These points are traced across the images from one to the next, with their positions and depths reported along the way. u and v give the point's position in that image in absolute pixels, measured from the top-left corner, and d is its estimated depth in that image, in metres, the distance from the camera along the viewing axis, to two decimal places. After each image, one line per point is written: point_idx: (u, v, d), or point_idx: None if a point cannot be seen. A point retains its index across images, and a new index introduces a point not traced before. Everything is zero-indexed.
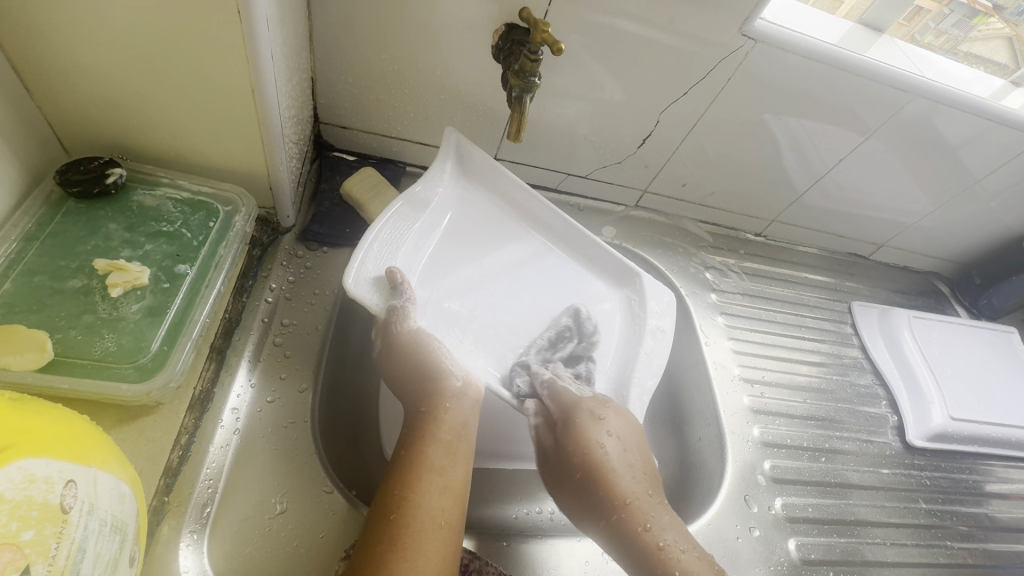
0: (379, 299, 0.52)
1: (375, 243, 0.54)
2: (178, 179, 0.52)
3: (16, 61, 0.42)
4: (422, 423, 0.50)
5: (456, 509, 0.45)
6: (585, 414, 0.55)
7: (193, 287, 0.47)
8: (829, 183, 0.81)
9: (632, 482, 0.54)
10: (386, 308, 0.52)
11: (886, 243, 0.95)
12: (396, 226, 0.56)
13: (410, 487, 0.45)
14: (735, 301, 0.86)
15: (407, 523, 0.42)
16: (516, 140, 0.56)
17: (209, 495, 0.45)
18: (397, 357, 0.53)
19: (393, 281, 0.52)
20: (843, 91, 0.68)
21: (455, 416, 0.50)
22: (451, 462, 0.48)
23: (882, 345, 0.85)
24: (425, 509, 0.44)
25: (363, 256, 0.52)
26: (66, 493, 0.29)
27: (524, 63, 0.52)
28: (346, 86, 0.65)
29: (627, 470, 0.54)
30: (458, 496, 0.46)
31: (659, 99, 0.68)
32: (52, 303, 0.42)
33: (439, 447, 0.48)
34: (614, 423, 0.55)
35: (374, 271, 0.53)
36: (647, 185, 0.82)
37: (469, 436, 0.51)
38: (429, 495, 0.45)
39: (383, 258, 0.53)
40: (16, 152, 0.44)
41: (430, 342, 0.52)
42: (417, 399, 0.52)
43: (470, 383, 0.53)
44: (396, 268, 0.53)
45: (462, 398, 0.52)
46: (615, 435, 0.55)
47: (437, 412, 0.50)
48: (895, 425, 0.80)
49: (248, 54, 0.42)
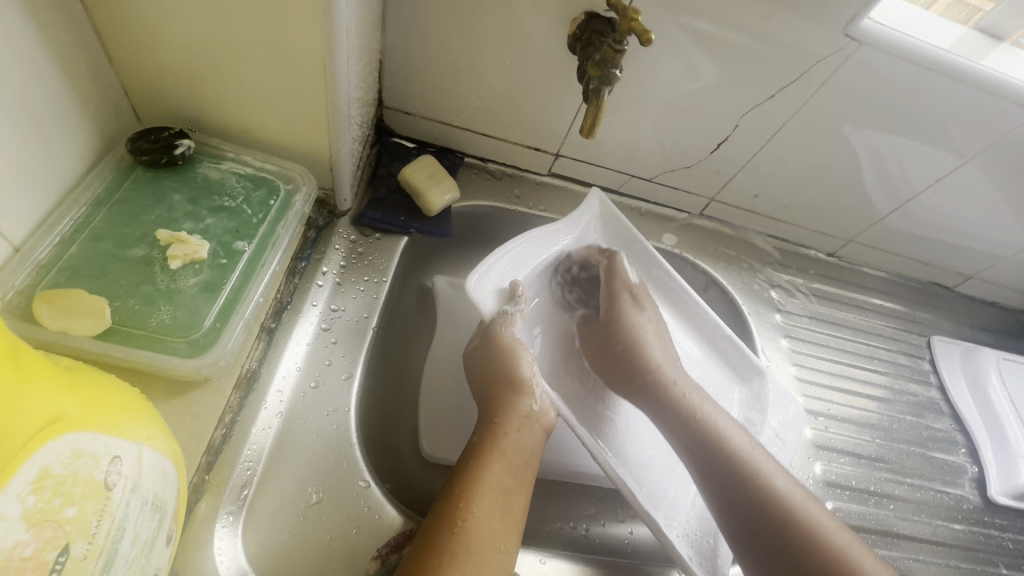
0: (495, 304, 0.53)
1: (501, 254, 0.55)
2: (242, 155, 0.51)
3: (93, 8, 0.40)
4: (490, 435, 0.46)
5: (515, 536, 0.42)
6: (629, 301, 0.61)
7: (249, 265, 0.45)
8: (920, 205, 0.74)
9: (707, 402, 0.56)
10: (498, 312, 0.53)
11: (976, 275, 0.86)
12: (527, 247, 0.58)
13: (471, 502, 0.42)
14: (801, 324, 0.79)
15: (466, 540, 0.39)
16: (589, 136, 0.52)
17: (248, 477, 0.44)
18: (494, 367, 0.51)
19: (514, 292, 0.54)
20: (951, 105, 0.61)
21: (525, 439, 0.47)
22: (516, 486, 0.44)
23: (964, 388, 0.77)
24: (485, 530, 0.41)
25: (492, 263, 0.54)
26: (111, 470, 0.28)
27: (608, 53, 0.48)
28: (413, 70, 0.63)
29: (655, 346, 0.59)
30: (519, 519, 0.43)
31: (740, 103, 0.64)
32: (114, 270, 0.41)
33: (506, 467, 0.45)
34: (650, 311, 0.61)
35: (496, 281, 0.54)
36: (715, 194, 0.77)
37: (535, 463, 0.47)
38: (490, 516, 0.41)
39: (509, 270, 0.55)
40: (91, 117, 0.44)
41: (521, 356, 0.51)
42: (490, 406, 0.49)
43: (545, 412, 0.50)
44: (519, 282, 0.55)
45: (535, 419, 0.49)
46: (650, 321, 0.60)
47: (508, 428, 0.47)
48: (975, 478, 0.72)
49: (324, 31, 0.41)
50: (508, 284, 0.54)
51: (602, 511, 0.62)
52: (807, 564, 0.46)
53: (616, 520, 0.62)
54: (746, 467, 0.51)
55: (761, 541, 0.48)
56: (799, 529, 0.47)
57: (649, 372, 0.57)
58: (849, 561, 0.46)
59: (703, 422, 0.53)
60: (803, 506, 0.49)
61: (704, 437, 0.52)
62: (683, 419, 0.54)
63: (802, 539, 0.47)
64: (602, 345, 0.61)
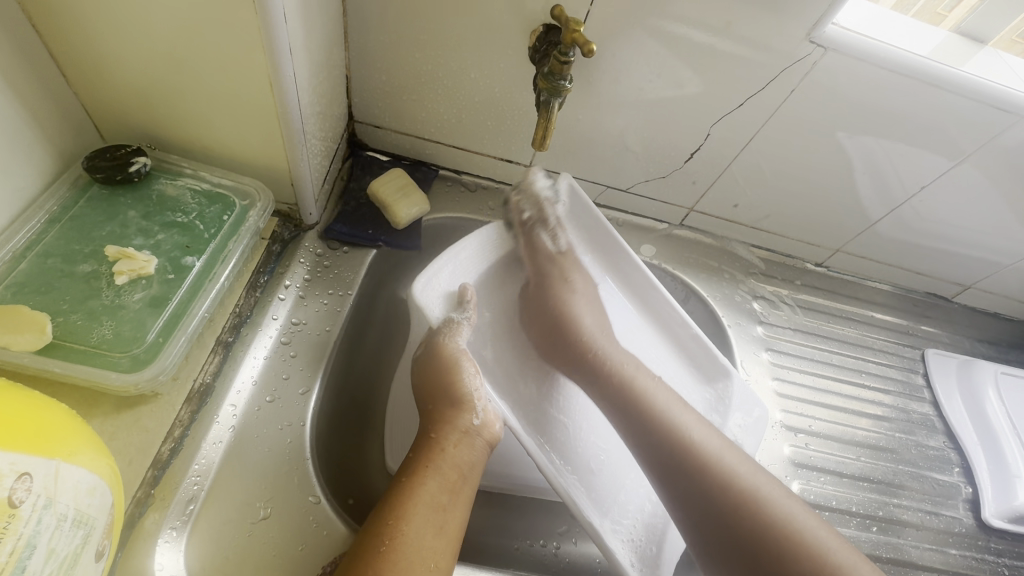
0: (441, 310, 0.53)
1: (452, 256, 0.56)
2: (200, 170, 0.52)
3: (46, 32, 0.42)
4: (428, 453, 0.46)
5: (449, 552, 0.42)
6: (558, 278, 0.61)
7: (198, 278, 0.47)
8: (907, 212, 0.72)
9: (637, 368, 0.56)
10: (444, 318, 0.53)
11: (973, 285, 0.83)
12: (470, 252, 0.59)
13: (403, 521, 0.41)
14: (786, 336, 0.77)
15: (395, 561, 0.39)
16: (540, 148, 0.54)
17: (195, 492, 0.44)
18: (432, 375, 0.51)
19: (462, 298, 0.54)
20: (928, 110, 0.59)
21: (465, 453, 0.47)
22: (453, 502, 0.44)
23: (959, 404, 0.74)
24: (416, 547, 0.40)
25: (440, 267, 0.55)
26: (18, 487, 0.28)
27: (555, 66, 0.49)
28: (381, 84, 0.63)
29: (589, 309, 0.61)
30: (454, 538, 0.43)
31: (710, 111, 0.63)
32: (60, 286, 0.43)
33: (442, 483, 0.45)
34: (580, 283, 0.62)
35: (444, 285, 0.55)
36: (694, 204, 0.76)
37: (475, 477, 0.47)
38: (422, 533, 0.41)
39: (456, 276, 0.56)
40: (48, 136, 0.45)
41: (464, 365, 0.51)
42: (430, 420, 0.49)
43: (488, 425, 0.49)
44: (467, 286, 0.55)
45: (478, 436, 0.49)
46: (579, 292, 0.61)
47: (447, 444, 0.47)
48: (969, 499, 0.69)
49: (266, 47, 0.41)
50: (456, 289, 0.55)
51: (575, 528, 0.61)
52: (740, 521, 0.47)
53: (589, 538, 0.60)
54: (677, 435, 0.51)
55: (715, 515, 0.48)
56: (735, 488, 0.48)
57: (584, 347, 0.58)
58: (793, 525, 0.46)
59: (642, 398, 0.53)
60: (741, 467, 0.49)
61: (654, 421, 0.52)
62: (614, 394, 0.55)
63: (739, 501, 0.47)
64: (539, 317, 0.61)
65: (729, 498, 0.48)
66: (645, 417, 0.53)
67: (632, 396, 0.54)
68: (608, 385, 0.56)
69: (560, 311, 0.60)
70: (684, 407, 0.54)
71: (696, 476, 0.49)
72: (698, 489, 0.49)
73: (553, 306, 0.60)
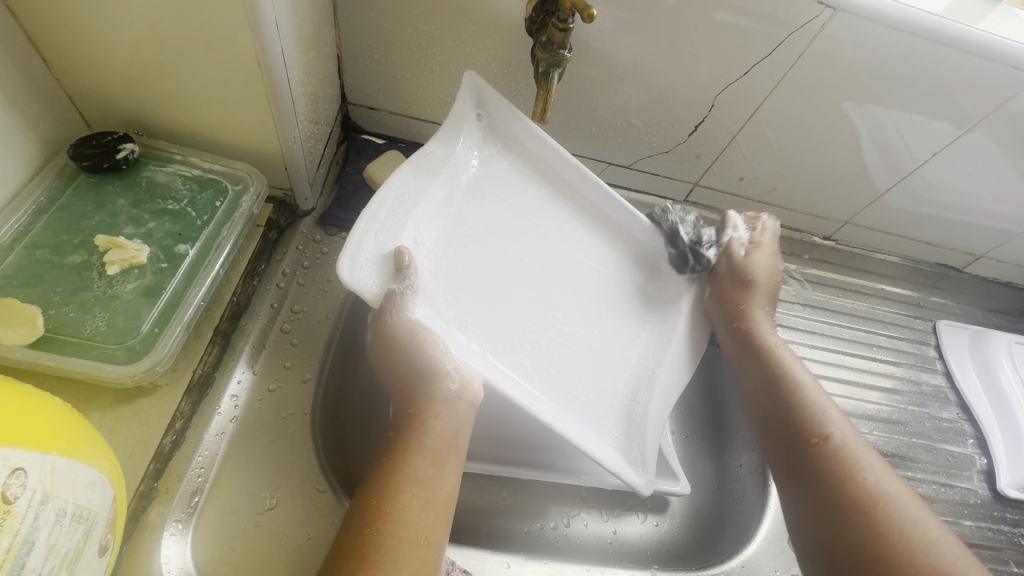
0: (378, 282, 0.45)
1: (377, 220, 0.47)
2: (190, 156, 0.51)
3: (22, 15, 0.40)
4: (409, 428, 0.45)
5: (439, 525, 0.41)
6: (758, 253, 0.64)
7: (192, 267, 0.46)
8: (918, 182, 0.70)
9: (808, 375, 0.57)
10: (384, 292, 0.45)
11: (986, 255, 0.81)
12: (399, 213, 0.49)
13: (387, 499, 0.40)
14: (794, 311, 0.76)
15: (381, 538, 0.38)
16: (541, 122, 0.51)
17: (199, 484, 0.44)
18: (397, 355, 0.47)
19: (400, 263, 0.46)
20: (941, 73, 0.57)
21: (445, 422, 0.45)
22: (438, 472, 0.43)
23: (972, 374, 0.73)
24: (403, 522, 0.39)
25: (358, 239, 0.45)
26: (13, 482, 0.27)
27: (552, 33, 0.47)
28: (373, 64, 0.61)
29: (770, 316, 0.63)
30: (443, 507, 0.42)
31: (714, 82, 0.61)
32: (50, 278, 0.42)
33: (424, 455, 0.43)
34: (778, 266, 0.66)
35: (375, 252, 0.46)
36: (698, 178, 0.74)
37: (461, 443, 0.46)
38: (408, 508, 0.40)
39: (387, 239, 0.47)
40: (32, 125, 0.44)
41: (422, 338, 0.46)
42: (407, 398, 0.47)
43: (467, 387, 0.46)
44: (404, 249, 0.46)
45: (454, 402, 0.46)
46: (762, 275, 0.63)
47: (426, 416, 0.45)
48: (983, 470, 0.68)
49: (250, 23, 0.39)
50: (392, 253, 0.46)
51: (584, 509, 0.60)
52: (877, 541, 0.44)
53: (599, 518, 0.60)
54: (827, 438, 0.51)
55: (847, 527, 0.46)
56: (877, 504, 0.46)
57: (760, 332, 0.61)
58: (927, 541, 0.44)
59: (806, 398, 0.54)
60: (884, 489, 0.47)
61: (791, 386, 0.56)
62: (777, 377, 0.57)
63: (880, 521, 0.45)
64: (727, 294, 0.63)
65: (868, 518, 0.45)
66: (801, 420, 0.53)
67: (795, 396, 0.55)
68: (775, 372, 0.57)
69: (748, 294, 0.62)
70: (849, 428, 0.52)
71: (814, 450, 0.51)
72: (814, 461, 0.50)
73: (746, 279, 0.63)
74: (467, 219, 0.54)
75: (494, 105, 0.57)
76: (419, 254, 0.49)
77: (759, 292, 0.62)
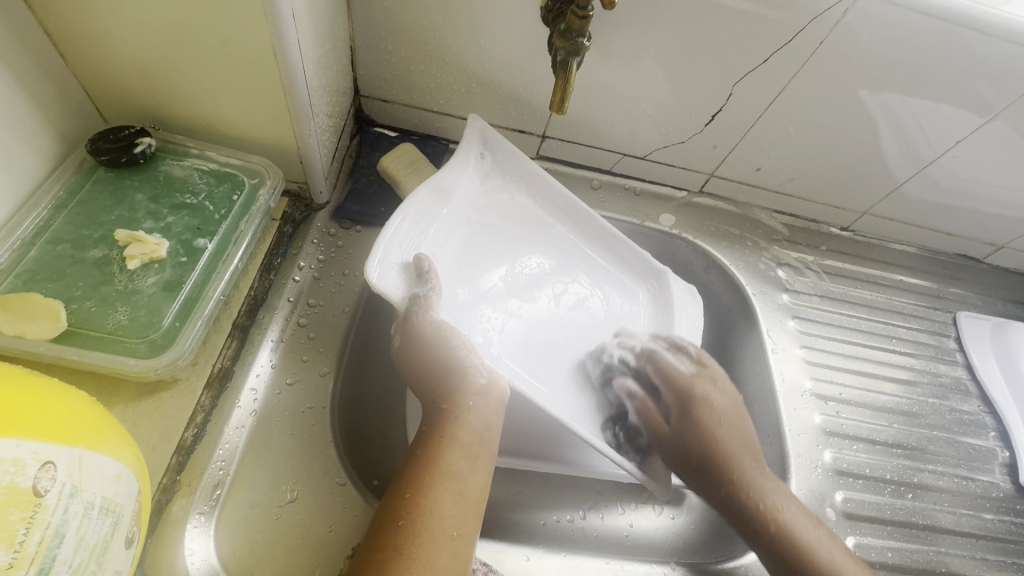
0: (402, 288, 0.48)
1: (402, 226, 0.49)
2: (206, 150, 0.51)
3: (39, 10, 0.40)
4: (441, 423, 0.44)
5: (471, 519, 0.41)
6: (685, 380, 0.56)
7: (211, 260, 0.46)
8: (939, 171, 0.68)
9: (775, 489, 0.51)
10: (408, 297, 0.48)
11: (1007, 245, 0.79)
12: (414, 226, 0.51)
13: (420, 492, 0.40)
14: (812, 303, 0.75)
15: (414, 531, 0.38)
16: (559, 111, 0.50)
17: (221, 477, 0.44)
18: (424, 355, 0.47)
19: (420, 269, 0.48)
20: (964, 61, 0.55)
21: (477, 417, 0.45)
22: (471, 467, 0.43)
23: (994, 366, 0.72)
24: (435, 516, 0.39)
25: (386, 247, 0.47)
26: (42, 476, 0.27)
27: (571, 21, 0.46)
28: (385, 56, 0.61)
29: (736, 433, 0.54)
30: (476, 502, 0.42)
31: (731, 71, 0.60)
32: (71, 272, 0.42)
33: (457, 449, 0.43)
34: (721, 395, 0.56)
35: (399, 259, 0.48)
36: (714, 169, 0.73)
37: (493, 437, 0.45)
38: (441, 502, 0.40)
39: (410, 247, 0.49)
40: (51, 120, 0.44)
41: (449, 338, 0.47)
42: (437, 394, 0.46)
43: (495, 380, 0.47)
44: (424, 256, 0.49)
45: (484, 397, 0.46)
46: (713, 408, 0.55)
47: (457, 411, 0.45)
48: (1005, 463, 0.67)
49: (266, 15, 0.39)
50: (413, 259, 0.49)
51: (601, 502, 0.60)
52: None
53: (616, 511, 0.60)
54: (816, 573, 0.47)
55: None
56: None
57: (728, 481, 0.52)
58: None
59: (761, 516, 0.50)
60: None
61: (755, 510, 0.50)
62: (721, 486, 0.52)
63: None
64: (674, 443, 0.54)
65: None
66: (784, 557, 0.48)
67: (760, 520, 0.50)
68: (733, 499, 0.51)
69: (694, 436, 0.54)
70: (846, 555, 0.48)
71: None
72: None
73: (696, 431, 0.54)
74: (478, 238, 0.56)
75: (497, 141, 0.58)
76: (439, 264, 0.51)
77: (711, 426, 0.54)
